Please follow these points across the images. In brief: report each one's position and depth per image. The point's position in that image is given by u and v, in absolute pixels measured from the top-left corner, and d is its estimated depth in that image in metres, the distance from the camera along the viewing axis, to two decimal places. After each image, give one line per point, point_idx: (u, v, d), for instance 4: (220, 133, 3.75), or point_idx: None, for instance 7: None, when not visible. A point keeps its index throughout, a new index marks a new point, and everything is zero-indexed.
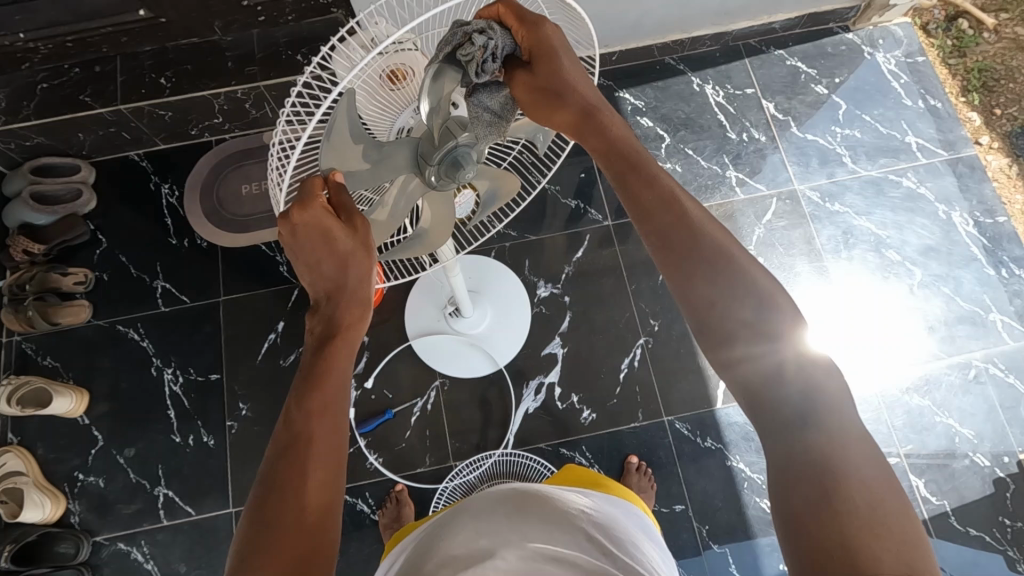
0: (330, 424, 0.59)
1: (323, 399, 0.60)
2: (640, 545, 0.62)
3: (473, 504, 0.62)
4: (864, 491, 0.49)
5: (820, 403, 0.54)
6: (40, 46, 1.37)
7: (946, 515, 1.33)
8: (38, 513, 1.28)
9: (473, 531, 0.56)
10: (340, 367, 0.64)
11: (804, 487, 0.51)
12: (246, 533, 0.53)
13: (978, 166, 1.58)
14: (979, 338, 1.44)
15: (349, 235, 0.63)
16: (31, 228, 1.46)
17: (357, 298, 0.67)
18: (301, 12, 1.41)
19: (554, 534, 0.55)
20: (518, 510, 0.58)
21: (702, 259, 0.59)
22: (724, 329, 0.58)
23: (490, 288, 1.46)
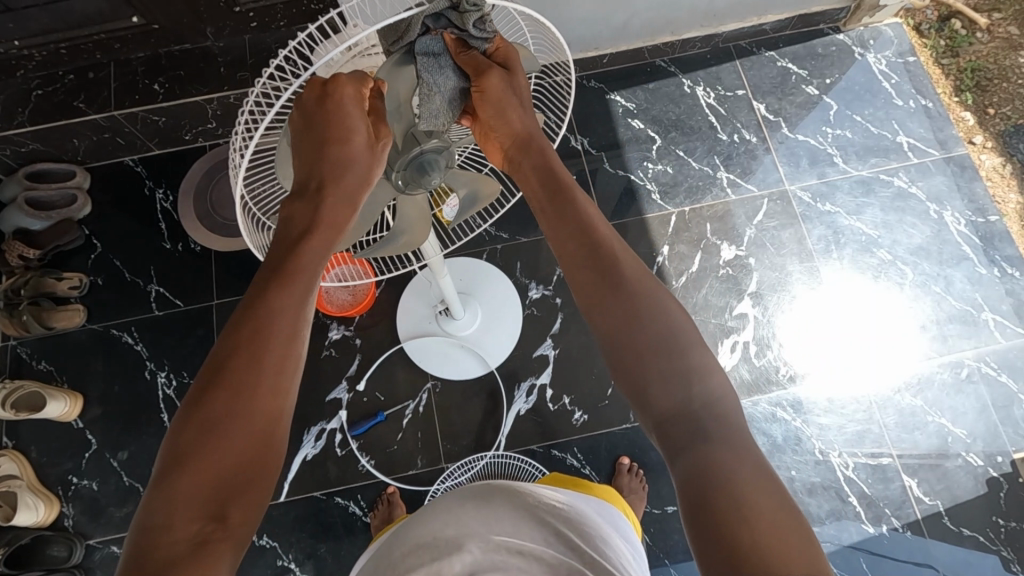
0: (290, 331, 0.57)
1: (290, 300, 0.58)
2: (611, 541, 0.64)
3: (440, 499, 0.63)
4: (765, 503, 0.50)
5: (725, 424, 0.56)
6: (35, 53, 1.40)
7: (939, 515, 1.32)
8: (31, 517, 1.29)
9: (440, 523, 0.57)
10: (311, 268, 0.62)
11: (718, 503, 0.50)
12: (192, 415, 0.52)
13: (969, 165, 1.58)
14: (971, 337, 1.44)
15: (366, 139, 0.64)
16: (26, 233, 1.48)
17: (346, 198, 0.65)
18: (292, 17, 1.43)
19: (520, 526, 0.56)
20: (484, 501, 0.59)
21: (633, 292, 0.62)
22: (658, 351, 0.59)
23: (481, 290, 1.47)
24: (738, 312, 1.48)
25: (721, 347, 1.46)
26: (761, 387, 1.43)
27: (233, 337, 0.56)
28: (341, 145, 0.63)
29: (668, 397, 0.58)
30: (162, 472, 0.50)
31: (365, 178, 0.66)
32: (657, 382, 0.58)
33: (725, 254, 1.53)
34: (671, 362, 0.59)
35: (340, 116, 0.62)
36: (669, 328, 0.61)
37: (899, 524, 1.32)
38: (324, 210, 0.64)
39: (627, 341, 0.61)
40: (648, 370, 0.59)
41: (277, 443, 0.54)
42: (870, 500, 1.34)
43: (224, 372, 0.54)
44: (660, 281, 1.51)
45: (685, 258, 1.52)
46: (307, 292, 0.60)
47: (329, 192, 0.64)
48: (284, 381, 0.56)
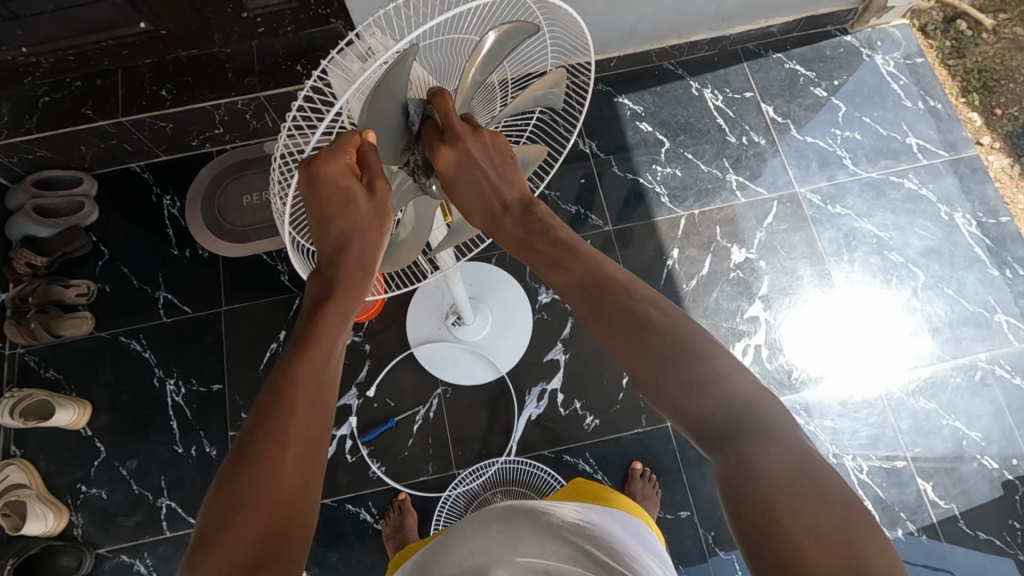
0: (315, 389, 0.59)
1: (310, 365, 0.60)
2: (638, 554, 0.62)
3: (463, 527, 0.61)
4: (806, 494, 0.48)
5: (763, 423, 0.53)
6: (42, 61, 1.39)
7: (956, 519, 1.31)
8: (40, 526, 1.28)
9: (466, 551, 0.55)
10: (332, 333, 0.64)
11: (752, 501, 0.49)
12: (222, 491, 0.52)
13: (979, 167, 1.57)
14: (983, 340, 1.43)
15: (366, 200, 0.65)
16: (33, 240, 1.47)
17: (358, 265, 0.69)
18: (300, 22, 1.43)
19: (545, 547, 0.54)
20: (507, 526, 0.57)
21: (649, 321, 0.61)
22: (672, 372, 0.58)
23: (493, 296, 1.46)
24: (749, 316, 1.47)
25: (732, 351, 1.45)
26: (773, 392, 1.42)
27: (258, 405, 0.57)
28: (345, 212, 0.66)
29: (686, 404, 0.57)
30: (200, 543, 0.50)
31: (377, 241, 0.69)
32: (674, 390, 0.57)
33: (735, 256, 1.52)
34: (685, 388, 0.57)
35: (341, 180, 0.63)
36: (686, 351, 0.58)
37: (914, 529, 1.31)
38: (339, 278, 0.68)
39: (646, 357, 0.59)
40: (671, 392, 0.57)
41: (308, 503, 0.54)
42: (885, 504, 1.33)
43: (252, 440, 0.55)
44: (670, 284, 1.50)
45: (695, 262, 1.52)
46: (329, 352, 0.63)
47: (347, 262, 0.69)
48: (308, 444, 0.56)
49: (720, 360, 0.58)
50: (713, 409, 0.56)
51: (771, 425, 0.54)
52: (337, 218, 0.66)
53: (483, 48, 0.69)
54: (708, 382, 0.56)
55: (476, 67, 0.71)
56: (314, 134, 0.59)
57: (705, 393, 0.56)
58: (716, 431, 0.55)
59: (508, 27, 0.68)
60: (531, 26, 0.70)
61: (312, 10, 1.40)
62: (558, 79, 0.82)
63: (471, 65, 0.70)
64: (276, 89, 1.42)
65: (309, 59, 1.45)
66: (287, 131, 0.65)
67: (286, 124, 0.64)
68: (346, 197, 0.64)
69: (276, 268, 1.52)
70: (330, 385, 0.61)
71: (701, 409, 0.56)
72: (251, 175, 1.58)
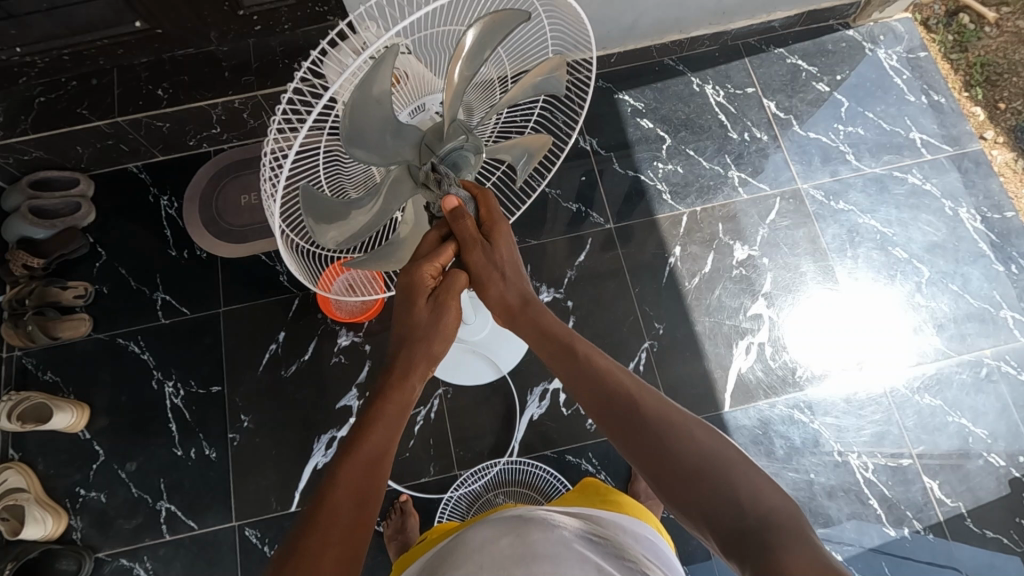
0: (380, 452, 0.63)
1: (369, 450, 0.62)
2: (650, 566, 0.60)
3: (470, 537, 0.59)
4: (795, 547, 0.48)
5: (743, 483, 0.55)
6: (37, 60, 1.38)
7: (961, 516, 1.30)
8: (39, 530, 1.26)
9: (475, 564, 0.53)
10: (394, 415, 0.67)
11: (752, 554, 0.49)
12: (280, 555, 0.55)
13: (983, 162, 1.56)
14: (989, 336, 1.42)
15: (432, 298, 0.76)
16: (30, 242, 1.46)
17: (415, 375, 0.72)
18: (297, 20, 1.41)
19: (556, 563, 0.52)
20: (517, 540, 0.55)
21: (632, 400, 0.65)
22: (659, 445, 0.60)
23: (493, 295, 1.41)
24: (752, 313, 1.46)
25: (735, 349, 1.44)
26: (777, 389, 1.40)
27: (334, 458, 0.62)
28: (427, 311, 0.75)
29: (671, 452, 0.59)
30: None
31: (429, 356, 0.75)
32: (662, 453, 0.60)
33: (738, 253, 1.51)
34: (664, 452, 0.60)
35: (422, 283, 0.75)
36: (669, 425, 0.62)
37: (920, 527, 1.30)
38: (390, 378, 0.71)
39: (630, 434, 0.63)
40: (663, 468, 0.59)
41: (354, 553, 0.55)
42: (891, 502, 1.32)
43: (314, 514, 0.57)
44: (672, 282, 1.49)
45: (697, 259, 1.50)
46: (397, 418, 0.67)
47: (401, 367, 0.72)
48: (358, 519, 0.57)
49: (696, 431, 0.61)
50: (692, 462, 0.58)
51: (749, 477, 0.55)
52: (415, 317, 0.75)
53: (469, 40, 0.66)
54: (690, 453, 0.59)
55: (463, 59, 0.68)
56: (300, 127, 0.57)
57: (697, 466, 0.57)
58: (698, 471, 0.57)
59: (497, 16, 0.65)
60: (523, 14, 0.67)
61: (310, 7, 1.39)
62: (558, 63, 0.80)
63: (459, 58, 0.68)
64: (274, 88, 1.41)
65: (307, 57, 1.43)
66: (277, 127, 0.63)
67: (276, 118, 0.63)
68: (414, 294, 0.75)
69: (275, 268, 1.51)
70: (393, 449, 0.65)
71: (694, 486, 0.57)
72: (250, 176, 1.57)
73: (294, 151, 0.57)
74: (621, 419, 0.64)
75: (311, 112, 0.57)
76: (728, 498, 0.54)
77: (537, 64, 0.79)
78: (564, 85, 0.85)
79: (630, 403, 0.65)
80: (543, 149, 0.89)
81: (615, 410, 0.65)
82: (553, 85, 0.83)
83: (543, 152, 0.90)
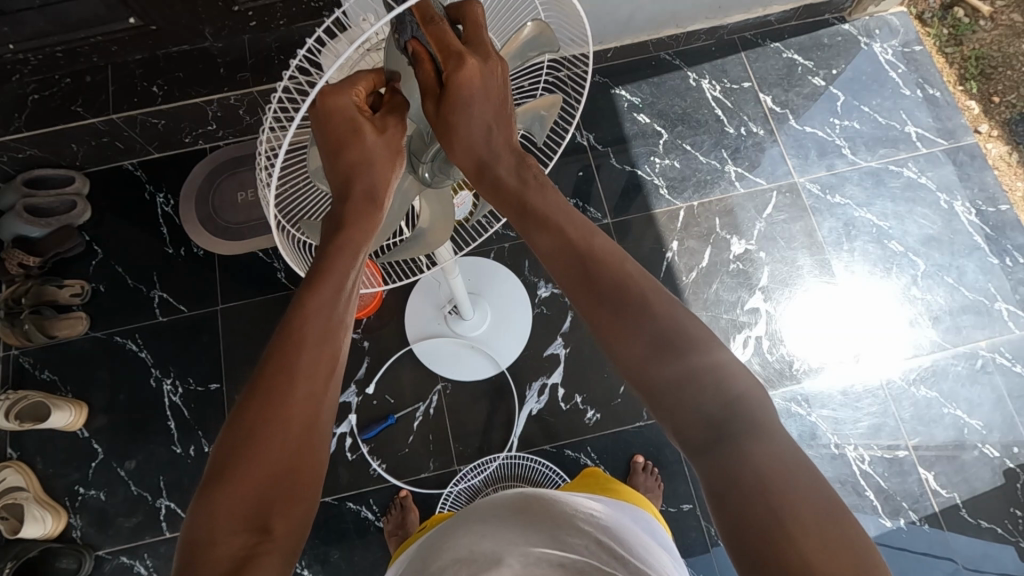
0: (323, 338, 0.55)
1: (319, 303, 0.57)
2: (652, 550, 0.60)
3: (478, 509, 0.59)
4: (804, 502, 0.45)
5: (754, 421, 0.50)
6: (31, 57, 1.37)
7: (957, 507, 1.32)
8: (38, 529, 1.27)
9: (478, 535, 0.53)
10: (341, 271, 0.60)
11: (756, 501, 0.45)
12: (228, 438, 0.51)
13: (978, 155, 1.56)
14: (984, 327, 1.43)
15: (376, 136, 0.61)
16: (26, 241, 1.45)
17: (365, 199, 0.63)
18: (292, 16, 1.40)
19: (560, 537, 0.52)
20: (522, 514, 0.55)
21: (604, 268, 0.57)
22: (646, 342, 0.54)
23: (492, 289, 1.45)
24: (750, 307, 1.47)
25: (733, 343, 1.45)
26: (774, 383, 1.41)
27: (269, 350, 0.55)
28: (362, 153, 0.61)
29: (703, 398, 0.51)
30: (218, 468, 0.49)
31: (386, 179, 0.64)
32: (633, 357, 0.54)
33: (735, 248, 1.51)
34: (640, 347, 0.54)
35: (348, 117, 0.59)
36: (642, 309, 0.55)
37: (916, 518, 1.31)
38: (347, 207, 0.63)
39: (636, 347, 0.54)
40: (641, 365, 0.54)
41: (313, 464, 0.52)
42: (887, 493, 1.33)
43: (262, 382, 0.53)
44: (669, 277, 1.49)
45: (695, 254, 1.51)
46: (340, 290, 0.59)
47: (357, 195, 0.63)
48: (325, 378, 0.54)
49: (666, 312, 0.55)
50: (691, 377, 0.52)
51: (721, 381, 0.52)
52: (347, 152, 0.61)
53: None
54: (675, 348, 0.53)
55: None
56: (289, 126, 0.55)
57: (686, 377, 0.52)
58: (712, 413, 0.51)
59: None
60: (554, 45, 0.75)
61: (305, 3, 1.38)
62: (553, 106, 0.82)
63: None
64: (269, 85, 1.41)
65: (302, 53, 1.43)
66: (270, 119, 0.62)
67: (269, 111, 0.61)
68: (353, 127, 0.59)
69: (273, 265, 1.50)
70: (344, 326, 0.58)
71: (667, 393, 0.52)
72: (246, 173, 1.56)
73: (286, 143, 0.55)
74: (587, 301, 0.57)
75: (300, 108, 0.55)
76: (708, 405, 0.51)
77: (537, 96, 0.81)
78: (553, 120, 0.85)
79: (597, 274, 0.57)
80: None
81: (580, 292, 0.58)
82: (539, 126, 0.84)
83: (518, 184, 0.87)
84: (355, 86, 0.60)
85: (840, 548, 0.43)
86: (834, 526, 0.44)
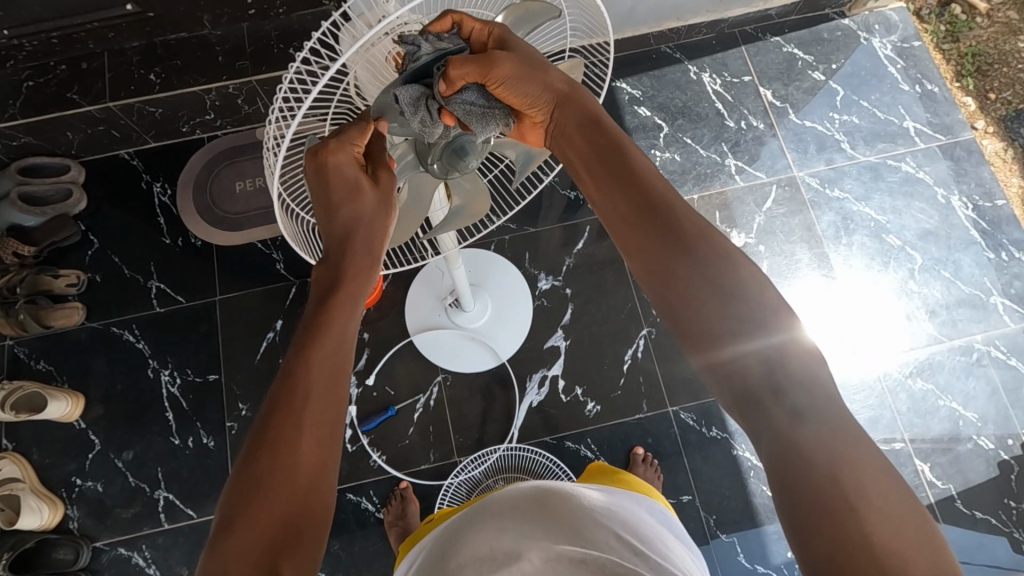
0: (330, 382, 0.57)
1: (324, 352, 0.58)
2: (670, 544, 0.61)
3: (492, 503, 0.60)
4: (864, 459, 0.47)
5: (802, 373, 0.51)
6: (25, 43, 1.35)
7: (952, 498, 1.33)
8: (35, 520, 1.25)
9: (498, 531, 0.54)
10: (344, 321, 0.61)
11: (811, 471, 0.47)
12: (234, 490, 0.51)
13: (976, 150, 1.57)
14: (980, 321, 1.45)
15: (373, 191, 0.63)
16: (20, 230, 1.43)
17: (366, 251, 0.64)
18: (292, 4, 1.39)
19: (579, 534, 0.52)
20: (543, 509, 0.55)
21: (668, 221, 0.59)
22: (688, 287, 0.56)
23: (492, 282, 1.45)
24: None
25: None
26: None
27: (271, 398, 0.56)
28: (354, 206, 0.62)
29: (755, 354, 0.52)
30: (227, 517, 0.50)
31: (382, 233, 0.65)
32: (695, 318, 0.55)
33: (734, 241, 1.52)
34: (696, 307, 0.55)
35: (348, 169, 0.61)
36: (712, 251, 0.56)
37: None
38: (348, 262, 0.64)
39: (688, 292, 0.56)
40: (694, 307, 0.55)
41: (322, 502, 0.53)
42: None
43: (268, 431, 0.53)
44: None
45: None
46: (342, 338, 0.60)
47: (355, 247, 0.64)
48: (328, 426, 0.55)
49: (737, 254, 0.56)
50: (746, 321, 0.53)
51: (791, 328, 0.53)
52: (342, 206, 0.62)
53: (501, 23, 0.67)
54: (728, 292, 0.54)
55: None
56: (305, 98, 0.56)
57: (747, 326, 0.53)
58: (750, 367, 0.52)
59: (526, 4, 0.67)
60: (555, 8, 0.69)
61: None
62: (573, 67, 0.80)
63: None
64: (268, 74, 1.39)
65: (302, 42, 1.42)
66: (278, 108, 0.63)
67: (278, 101, 0.62)
68: (353, 185, 0.62)
69: (272, 256, 1.50)
70: (347, 371, 0.59)
71: (714, 344, 0.54)
72: (245, 162, 1.55)
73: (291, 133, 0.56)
74: (646, 256, 0.58)
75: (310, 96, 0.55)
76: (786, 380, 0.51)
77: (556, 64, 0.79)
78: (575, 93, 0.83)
79: (663, 226, 0.58)
80: (545, 154, 0.84)
81: (632, 235, 0.60)
82: None
83: (544, 159, 0.85)
84: (356, 140, 0.61)
85: (904, 514, 0.45)
86: (898, 496, 0.46)
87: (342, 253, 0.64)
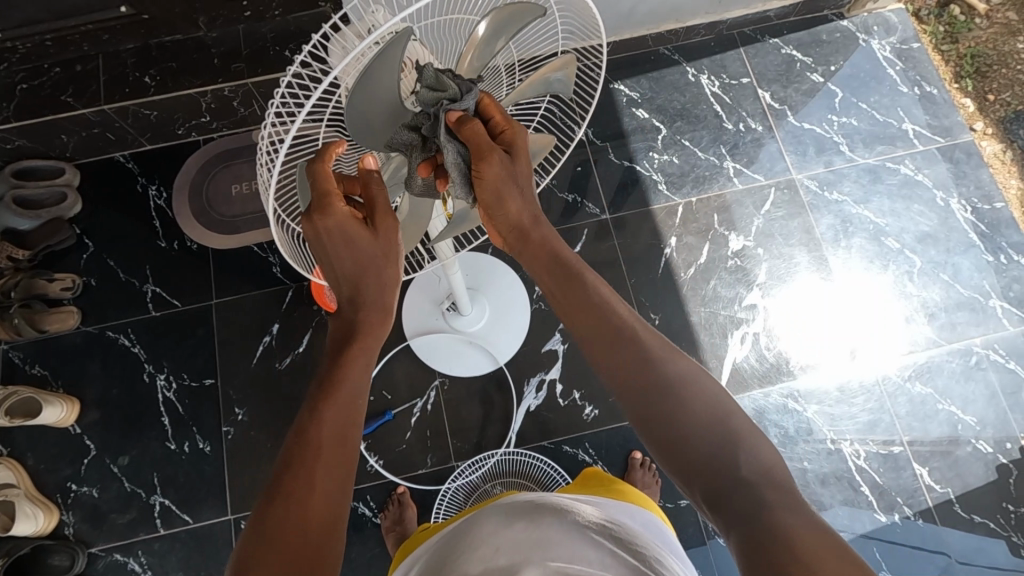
0: (342, 421, 0.58)
1: (335, 399, 0.59)
2: (664, 557, 0.60)
3: (484, 519, 0.59)
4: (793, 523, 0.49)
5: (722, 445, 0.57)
6: (19, 45, 1.34)
7: (951, 502, 1.33)
8: (30, 526, 1.25)
9: (493, 546, 0.53)
10: (359, 367, 0.63)
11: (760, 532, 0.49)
12: (248, 538, 0.51)
13: (974, 152, 1.57)
14: (979, 324, 1.44)
15: (369, 232, 0.64)
16: (15, 233, 1.42)
17: (378, 301, 0.66)
18: (288, 6, 1.38)
19: (573, 549, 0.52)
20: (533, 523, 0.55)
21: (606, 314, 0.66)
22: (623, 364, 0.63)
23: (489, 286, 1.44)
24: (748, 303, 1.47)
25: (731, 338, 1.45)
26: (770, 378, 1.42)
27: (286, 446, 0.57)
28: (352, 251, 0.64)
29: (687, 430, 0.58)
30: (241, 562, 0.50)
31: (391, 278, 0.67)
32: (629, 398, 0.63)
33: (733, 244, 1.51)
34: (628, 375, 0.63)
35: (342, 224, 0.62)
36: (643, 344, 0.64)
37: (911, 512, 1.32)
38: (359, 313, 0.65)
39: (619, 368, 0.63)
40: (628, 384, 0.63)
41: (331, 536, 0.52)
42: (882, 489, 1.34)
43: (284, 475, 0.54)
44: (668, 273, 1.49)
45: (693, 250, 1.51)
46: (354, 380, 0.61)
47: (363, 297, 0.66)
48: (341, 465, 0.56)
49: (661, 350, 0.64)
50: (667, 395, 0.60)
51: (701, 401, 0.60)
52: (347, 258, 0.64)
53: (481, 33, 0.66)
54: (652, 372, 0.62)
55: (475, 48, 0.67)
56: (296, 114, 0.55)
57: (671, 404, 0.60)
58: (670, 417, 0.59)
59: (509, 8, 0.65)
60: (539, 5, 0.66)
61: None
62: (568, 62, 0.77)
63: (470, 48, 0.67)
64: (264, 76, 1.38)
65: (298, 44, 1.41)
66: (273, 112, 0.61)
67: (273, 106, 0.61)
68: (347, 233, 0.63)
69: (269, 259, 1.49)
70: (359, 413, 0.60)
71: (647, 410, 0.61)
72: (241, 165, 1.54)
73: (290, 137, 0.55)
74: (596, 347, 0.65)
75: (308, 101, 0.54)
76: (704, 430, 0.58)
77: (548, 61, 0.76)
78: (571, 88, 0.81)
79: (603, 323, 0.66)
80: (545, 150, 0.84)
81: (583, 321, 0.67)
82: (561, 85, 0.79)
83: (546, 153, 0.85)
84: (338, 184, 0.62)
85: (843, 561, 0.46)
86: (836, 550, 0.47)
87: (353, 304, 0.65)
